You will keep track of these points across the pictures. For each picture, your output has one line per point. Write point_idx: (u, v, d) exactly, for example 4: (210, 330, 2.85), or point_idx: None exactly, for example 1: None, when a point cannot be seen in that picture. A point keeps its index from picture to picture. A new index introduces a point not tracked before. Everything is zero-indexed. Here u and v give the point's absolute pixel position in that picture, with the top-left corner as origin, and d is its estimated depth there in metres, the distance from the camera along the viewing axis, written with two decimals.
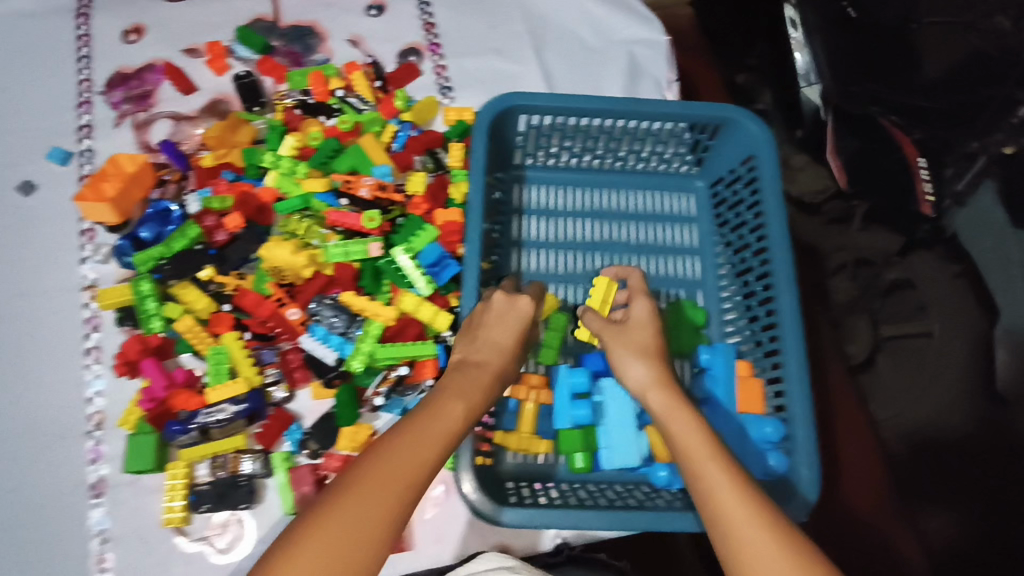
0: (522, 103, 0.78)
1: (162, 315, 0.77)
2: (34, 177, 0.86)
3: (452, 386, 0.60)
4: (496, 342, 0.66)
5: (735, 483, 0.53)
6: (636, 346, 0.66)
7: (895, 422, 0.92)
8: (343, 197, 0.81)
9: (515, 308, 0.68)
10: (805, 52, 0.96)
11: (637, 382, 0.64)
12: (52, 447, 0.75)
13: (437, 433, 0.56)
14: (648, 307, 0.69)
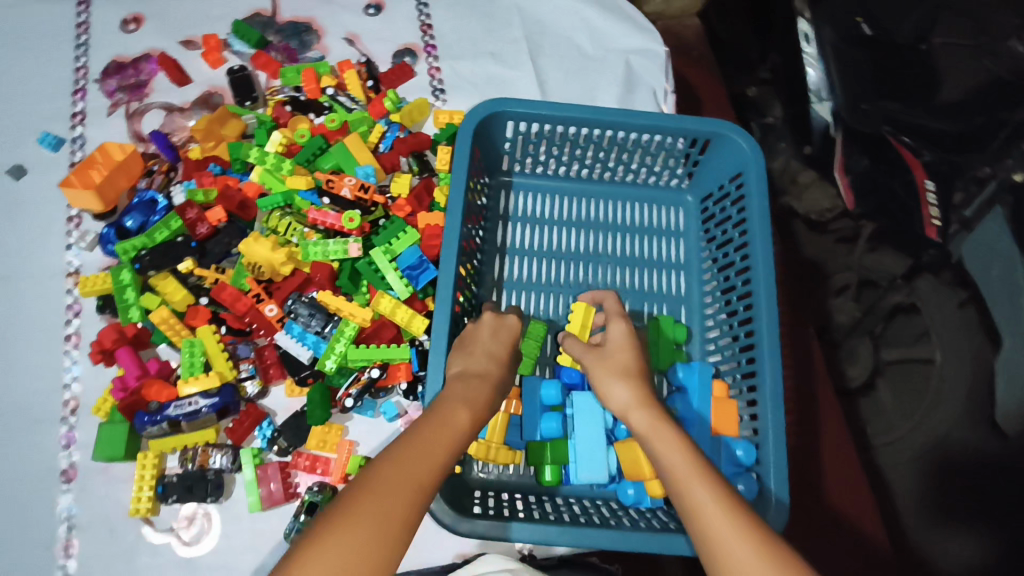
0: (508, 109, 0.78)
1: (140, 305, 0.77)
2: (25, 161, 0.87)
3: (454, 394, 0.57)
4: (494, 353, 0.63)
5: (724, 502, 0.49)
6: (615, 368, 0.64)
7: (891, 447, 0.96)
8: (325, 196, 0.80)
9: (507, 323, 0.66)
10: (817, 68, 0.90)
11: (620, 404, 0.61)
12: (27, 431, 0.75)
13: (445, 439, 0.52)
14: (625, 327, 0.67)
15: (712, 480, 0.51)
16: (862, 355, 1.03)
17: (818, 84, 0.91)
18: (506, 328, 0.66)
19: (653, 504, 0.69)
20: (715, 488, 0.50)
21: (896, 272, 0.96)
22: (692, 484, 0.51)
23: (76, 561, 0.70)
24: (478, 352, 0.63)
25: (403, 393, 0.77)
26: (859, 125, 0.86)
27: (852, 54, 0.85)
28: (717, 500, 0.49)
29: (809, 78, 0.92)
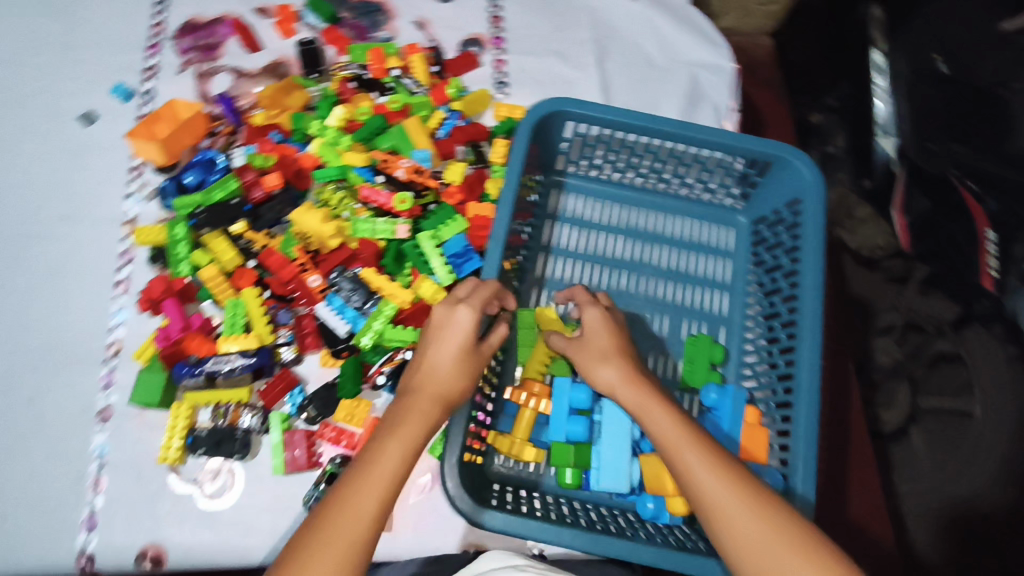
0: (570, 109, 0.77)
1: (191, 261, 0.79)
2: (96, 108, 0.89)
3: (388, 426, 0.58)
4: (435, 370, 0.61)
5: (716, 466, 0.54)
6: (596, 352, 0.64)
7: (916, 496, 0.93)
8: (379, 174, 0.81)
9: (454, 327, 0.63)
10: (886, 103, 0.93)
11: (605, 384, 0.63)
12: (71, 367, 0.78)
13: (378, 481, 0.53)
14: (598, 312, 0.67)
15: (703, 448, 0.55)
16: (899, 400, 0.98)
17: (886, 119, 0.93)
18: (450, 334, 0.63)
19: (672, 521, 0.69)
20: (709, 456, 0.55)
21: (946, 319, 0.98)
22: (686, 453, 0.55)
23: (104, 498, 0.73)
24: (418, 368, 0.62)
25: None
26: (922, 163, 0.86)
27: (927, 93, 0.86)
28: (708, 465, 0.54)
29: (877, 111, 0.94)
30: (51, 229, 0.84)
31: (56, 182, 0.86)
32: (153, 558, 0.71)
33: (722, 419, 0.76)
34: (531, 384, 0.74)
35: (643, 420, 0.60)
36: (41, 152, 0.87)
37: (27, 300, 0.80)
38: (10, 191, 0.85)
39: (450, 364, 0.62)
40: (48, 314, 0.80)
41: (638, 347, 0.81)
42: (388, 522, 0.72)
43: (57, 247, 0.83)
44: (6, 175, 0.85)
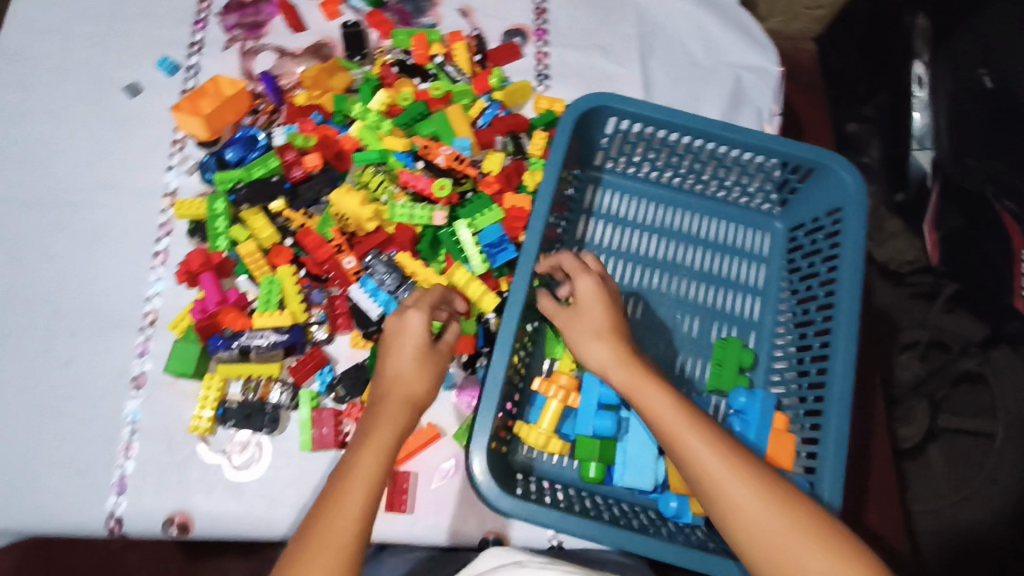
0: (614, 105, 0.77)
1: (229, 236, 0.80)
2: (141, 80, 0.90)
3: (362, 433, 0.58)
4: (398, 373, 0.61)
5: (717, 447, 0.54)
6: (589, 329, 0.64)
7: (930, 515, 0.96)
8: (419, 159, 0.81)
9: (405, 329, 0.64)
10: (925, 114, 0.90)
11: (598, 362, 0.63)
12: (108, 333, 0.79)
13: (357, 488, 0.53)
14: (593, 281, 0.66)
15: (705, 429, 0.55)
16: (918, 416, 0.99)
17: (924, 130, 0.90)
18: (407, 336, 0.63)
19: (695, 521, 0.69)
20: (710, 436, 0.55)
21: (971, 341, 0.97)
22: (687, 435, 0.55)
23: (135, 463, 0.75)
24: (384, 371, 0.62)
25: (462, 365, 0.78)
26: (958, 179, 0.84)
27: (969, 108, 0.82)
28: (711, 447, 0.54)
29: (915, 123, 0.92)
30: (93, 197, 0.85)
31: (100, 151, 0.87)
32: (179, 524, 0.73)
33: (749, 423, 0.74)
34: (559, 376, 0.74)
35: (639, 401, 0.59)
36: (86, 121, 0.88)
37: (68, 266, 0.82)
38: (55, 158, 0.86)
39: (412, 366, 0.62)
40: (87, 280, 0.82)
41: (667, 348, 0.82)
42: (409, 504, 0.73)
43: (98, 215, 0.84)
44: (52, 141, 0.87)
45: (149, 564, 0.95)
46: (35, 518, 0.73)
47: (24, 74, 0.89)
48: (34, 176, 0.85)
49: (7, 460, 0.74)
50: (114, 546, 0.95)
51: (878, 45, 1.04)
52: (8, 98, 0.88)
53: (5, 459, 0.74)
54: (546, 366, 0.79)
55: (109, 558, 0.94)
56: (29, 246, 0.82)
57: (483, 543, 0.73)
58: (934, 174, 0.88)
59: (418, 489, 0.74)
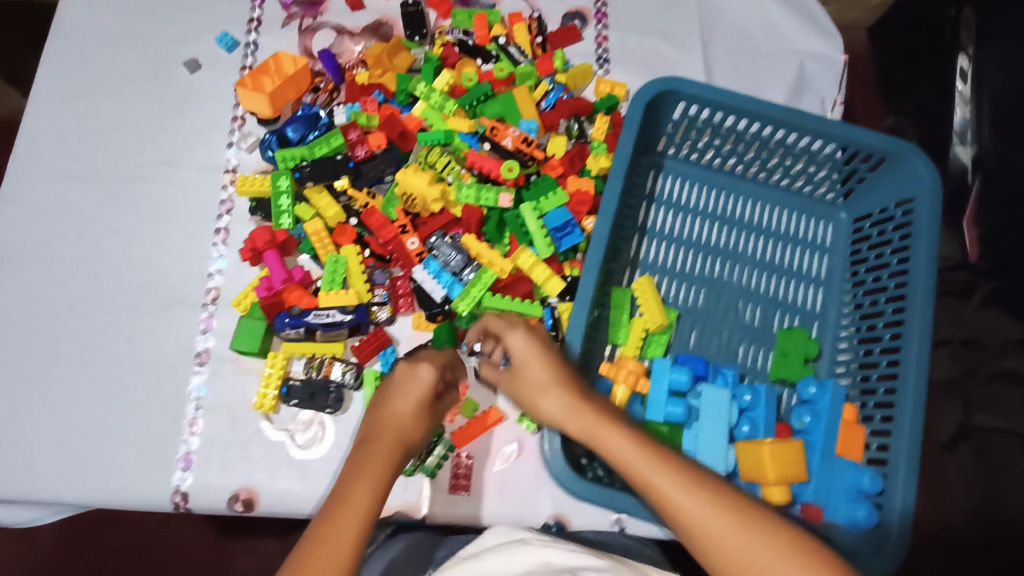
0: (685, 89, 0.76)
1: (292, 214, 0.79)
2: (200, 56, 0.89)
3: (353, 470, 0.55)
4: (393, 417, 0.59)
5: (686, 485, 0.51)
6: (532, 387, 0.61)
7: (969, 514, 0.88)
8: (485, 141, 0.80)
9: (412, 376, 0.62)
10: (967, 110, 0.94)
11: (554, 414, 0.60)
12: (172, 310, 0.80)
13: (349, 523, 0.51)
14: (520, 334, 0.63)
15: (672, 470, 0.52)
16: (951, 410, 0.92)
17: (965, 126, 0.95)
18: (414, 387, 0.61)
19: None
20: (677, 477, 0.52)
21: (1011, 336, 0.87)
22: (654, 477, 0.52)
23: (199, 439, 0.75)
24: (373, 418, 0.60)
25: None
26: (1005, 179, 0.89)
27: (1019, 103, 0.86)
28: (680, 489, 0.51)
29: (956, 119, 0.96)
30: (154, 173, 0.85)
31: (161, 127, 0.86)
32: (244, 501, 0.73)
33: (819, 414, 0.72)
34: (628, 362, 0.73)
35: (601, 449, 0.56)
36: (145, 96, 0.87)
37: (130, 242, 0.82)
38: (117, 132, 0.86)
39: (409, 410, 0.60)
40: (149, 256, 0.82)
41: (729, 337, 0.82)
42: (470, 487, 0.74)
43: (158, 191, 0.84)
44: (112, 115, 0.86)
45: (181, 546, 0.94)
46: (101, 491, 0.73)
47: (84, 47, 0.89)
48: (96, 150, 0.85)
49: (73, 434, 0.75)
50: (148, 525, 0.95)
51: (924, 39, 1.03)
52: (69, 71, 0.88)
53: (72, 433, 0.75)
54: (607, 352, 0.79)
55: (143, 539, 0.94)
56: (93, 221, 0.82)
57: (546, 527, 0.74)
58: (974, 170, 0.93)
59: (482, 471, 0.76)
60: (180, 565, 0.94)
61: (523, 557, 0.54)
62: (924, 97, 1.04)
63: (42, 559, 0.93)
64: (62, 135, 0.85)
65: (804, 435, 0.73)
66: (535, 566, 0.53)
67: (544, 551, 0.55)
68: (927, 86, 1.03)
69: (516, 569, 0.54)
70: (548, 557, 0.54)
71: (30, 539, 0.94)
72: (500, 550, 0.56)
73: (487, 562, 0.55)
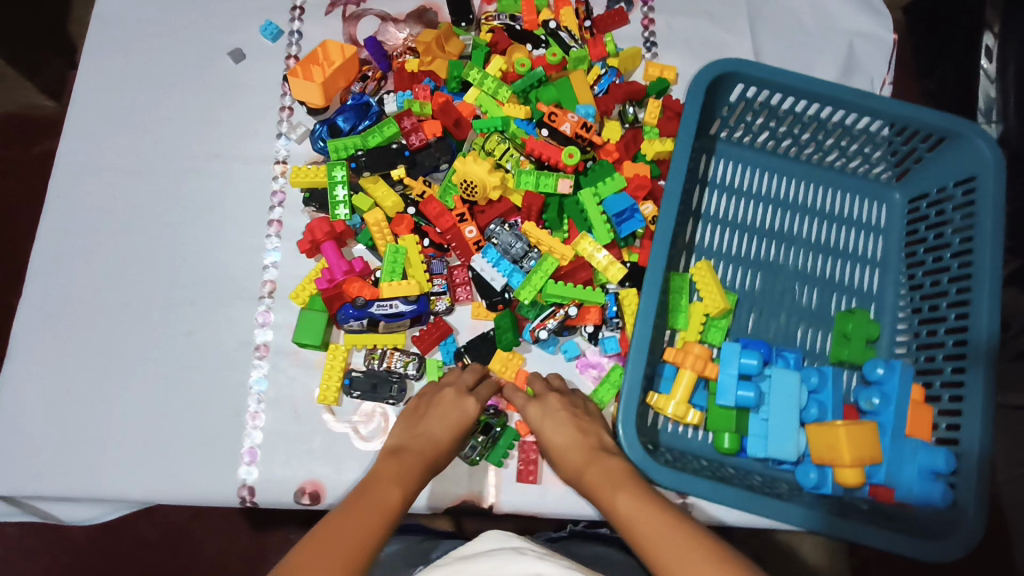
0: (745, 71, 0.75)
1: (349, 204, 0.79)
2: (244, 46, 0.89)
3: (387, 473, 0.56)
4: (430, 438, 0.63)
5: (672, 530, 0.49)
6: (547, 449, 0.65)
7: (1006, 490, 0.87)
8: (543, 127, 0.79)
9: (458, 408, 0.66)
10: (991, 88, 0.93)
11: (570, 465, 0.62)
12: (227, 303, 0.79)
13: (381, 506, 0.51)
14: (536, 404, 0.68)
15: (664, 517, 0.50)
16: None
17: (990, 104, 0.92)
18: (452, 414, 0.65)
19: (834, 491, 0.69)
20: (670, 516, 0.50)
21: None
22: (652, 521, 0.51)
23: (262, 432, 0.75)
24: (405, 434, 0.64)
25: (587, 336, 0.78)
26: None
27: None
28: (666, 532, 0.49)
29: (980, 98, 0.94)
30: (204, 165, 0.84)
31: (209, 119, 0.86)
32: (311, 494, 0.73)
33: (889, 396, 0.71)
34: (693, 346, 0.72)
35: (601, 504, 0.56)
36: (190, 89, 0.87)
37: (182, 235, 0.81)
38: (163, 125, 0.86)
39: (447, 436, 0.64)
40: (202, 248, 0.81)
41: (787, 320, 0.82)
42: (536, 475, 0.74)
43: (207, 183, 0.83)
44: (159, 108, 0.86)
45: (215, 538, 0.93)
46: (165, 486, 0.73)
47: (128, 40, 0.89)
48: (143, 142, 0.85)
49: (134, 428, 0.75)
50: (182, 517, 0.94)
51: (949, 15, 1.02)
52: (113, 64, 0.87)
53: (134, 427, 0.75)
54: (666, 337, 0.79)
55: (176, 532, 0.94)
56: (144, 214, 0.82)
57: None
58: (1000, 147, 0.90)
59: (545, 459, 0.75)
60: (214, 556, 0.93)
61: (514, 566, 0.44)
62: (949, 76, 1.02)
63: (82, 554, 0.93)
64: (110, 129, 0.85)
65: (873, 417, 0.72)
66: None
67: (538, 563, 0.44)
68: (953, 63, 1.01)
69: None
70: (540, 571, 0.44)
71: (64, 535, 0.93)
72: (491, 555, 0.46)
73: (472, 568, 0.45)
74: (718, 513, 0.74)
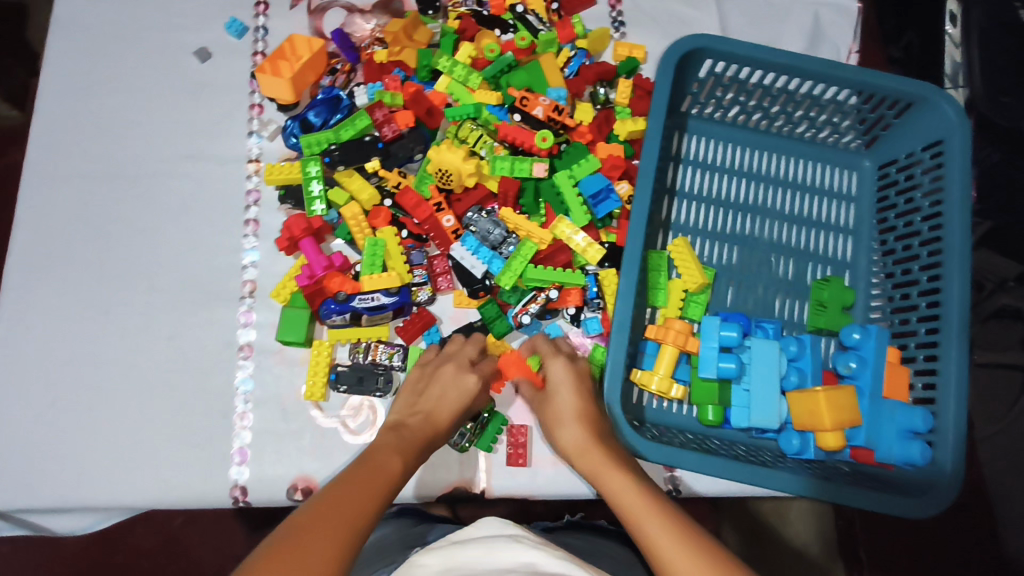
0: (712, 46, 0.75)
1: (325, 200, 0.79)
2: (210, 45, 0.88)
3: (389, 443, 0.59)
4: (430, 416, 0.65)
5: (674, 527, 0.50)
6: (558, 412, 0.66)
7: (990, 442, 0.88)
8: (515, 112, 0.79)
9: (458, 384, 0.68)
10: (957, 53, 0.92)
11: (568, 442, 0.63)
12: (208, 305, 0.79)
13: (386, 472, 0.54)
14: (564, 363, 0.70)
15: (664, 518, 0.50)
16: None
17: (956, 69, 0.92)
18: (456, 391, 0.67)
19: (816, 456, 0.71)
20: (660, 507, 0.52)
21: (1007, 274, 0.88)
22: (642, 518, 0.51)
23: (251, 432, 0.75)
24: (405, 408, 0.66)
25: (569, 319, 0.79)
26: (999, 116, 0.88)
27: (1001, 43, 0.88)
28: (671, 531, 0.49)
29: (945, 63, 0.94)
30: (176, 168, 0.83)
31: (178, 120, 0.85)
32: (304, 490, 0.73)
33: (865, 359, 0.73)
34: (674, 323, 0.74)
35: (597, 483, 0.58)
36: (157, 91, 0.86)
37: (158, 240, 0.81)
38: (132, 129, 0.84)
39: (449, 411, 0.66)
40: (180, 252, 0.80)
41: (765, 292, 0.83)
42: (526, 457, 0.75)
43: (180, 186, 0.83)
44: (126, 112, 0.85)
45: (210, 541, 0.94)
46: (156, 491, 0.73)
47: (89, 43, 0.87)
48: (112, 148, 0.83)
49: (123, 436, 0.74)
50: (175, 523, 0.94)
51: None
52: (76, 69, 0.86)
53: (121, 435, 0.74)
54: (647, 315, 0.80)
55: (172, 537, 0.94)
56: (118, 221, 0.81)
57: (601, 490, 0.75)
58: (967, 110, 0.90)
59: (533, 442, 0.76)
60: (210, 560, 0.93)
61: (510, 552, 0.45)
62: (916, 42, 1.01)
63: (74, 567, 0.92)
64: (78, 136, 0.84)
65: (851, 381, 0.74)
66: (515, 565, 0.43)
67: (531, 553, 0.45)
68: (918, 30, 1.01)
69: (494, 565, 0.44)
70: (533, 561, 0.44)
71: (56, 547, 0.93)
72: (485, 542, 0.47)
73: (465, 552, 0.45)
74: (705, 484, 0.77)
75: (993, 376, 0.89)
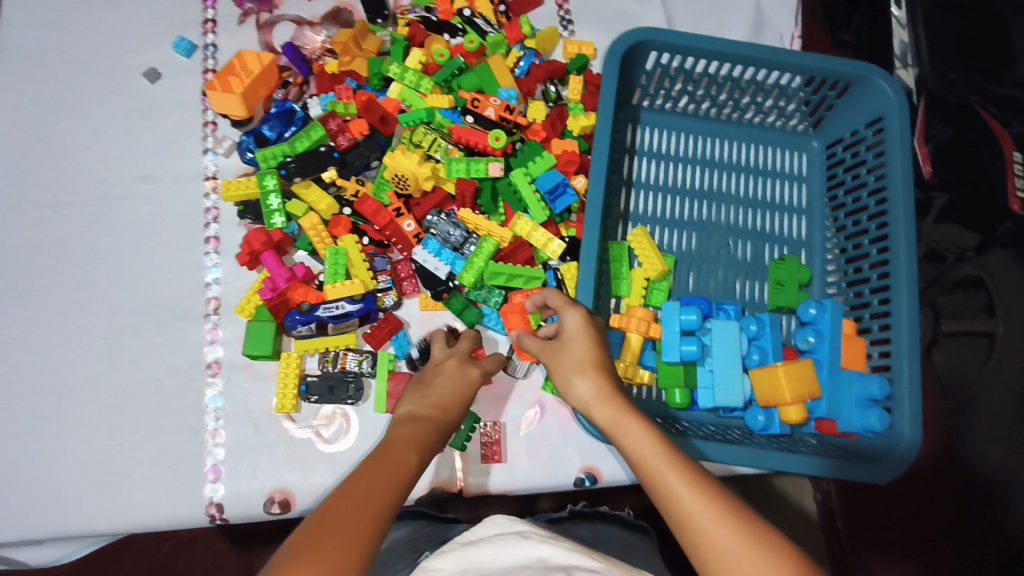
0: (656, 38, 0.77)
1: (284, 212, 0.79)
2: (158, 64, 0.88)
3: (403, 436, 0.53)
4: (443, 408, 0.59)
5: (704, 492, 0.47)
6: (571, 363, 0.58)
7: None
8: (467, 114, 0.81)
9: (462, 376, 0.64)
10: (903, 34, 0.93)
11: (580, 400, 0.57)
12: (174, 325, 0.79)
13: (399, 463, 0.50)
14: (580, 314, 0.61)
15: (689, 476, 0.48)
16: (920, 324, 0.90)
17: (905, 49, 0.93)
18: (459, 385, 0.63)
19: (782, 431, 0.73)
20: (687, 469, 0.49)
21: (967, 245, 0.88)
22: (670, 475, 0.49)
23: (224, 449, 0.75)
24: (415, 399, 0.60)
25: None
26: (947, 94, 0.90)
27: (945, 24, 0.90)
28: (700, 497, 0.47)
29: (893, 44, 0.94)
30: (132, 189, 0.83)
31: (131, 142, 0.85)
32: (281, 503, 0.73)
33: (822, 332, 0.75)
34: (636, 311, 0.75)
35: (616, 440, 0.54)
36: (108, 114, 0.85)
37: (116, 263, 0.80)
38: (85, 153, 0.84)
39: (456, 401, 0.61)
40: (141, 273, 0.80)
41: (725, 275, 0.85)
42: (501, 453, 0.76)
43: (137, 207, 0.82)
44: (79, 137, 0.84)
45: (199, 564, 0.92)
46: (133, 514, 0.72)
47: (35, 70, 0.86)
48: (65, 174, 0.83)
49: (94, 461, 0.74)
50: (163, 549, 0.93)
51: None
52: (24, 96, 0.85)
53: (91, 460, 0.74)
54: (612, 304, 0.82)
55: (159, 564, 0.92)
56: (76, 246, 0.81)
57: (579, 481, 0.76)
58: (918, 91, 0.92)
59: (507, 437, 0.77)
60: None
61: (523, 550, 0.44)
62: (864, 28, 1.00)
63: None
64: (30, 163, 0.83)
65: (811, 355, 0.76)
66: (527, 562, 0.42)
67: (543, 547, 0.44)
68: None
69: (507, 564, 0.42)
70: (546, 555, 0.43)
71: None
72: (495, 542, 0.45)
73: (476, 553, 0.44)
74: None
75: (961, 344, 0.87)
